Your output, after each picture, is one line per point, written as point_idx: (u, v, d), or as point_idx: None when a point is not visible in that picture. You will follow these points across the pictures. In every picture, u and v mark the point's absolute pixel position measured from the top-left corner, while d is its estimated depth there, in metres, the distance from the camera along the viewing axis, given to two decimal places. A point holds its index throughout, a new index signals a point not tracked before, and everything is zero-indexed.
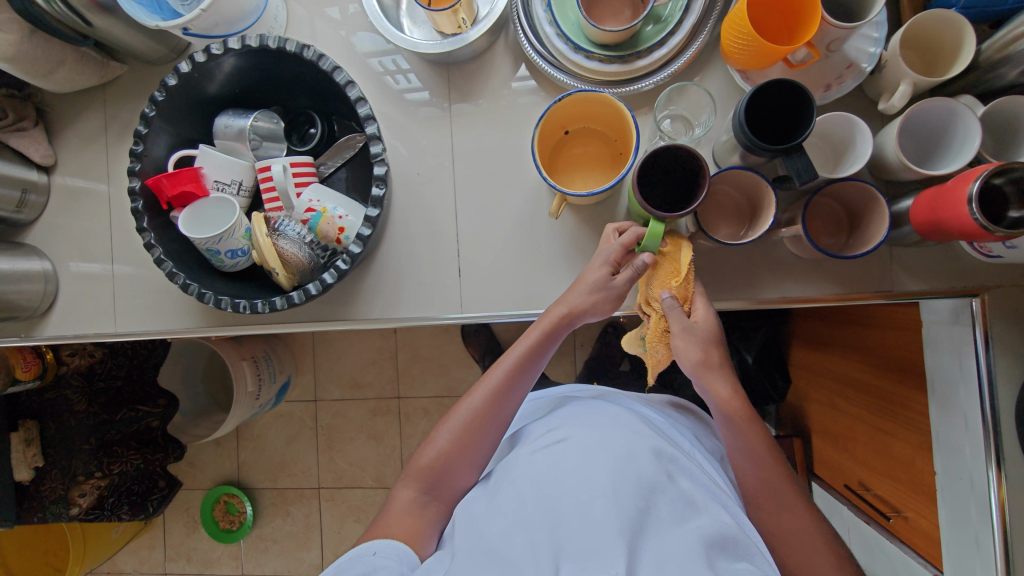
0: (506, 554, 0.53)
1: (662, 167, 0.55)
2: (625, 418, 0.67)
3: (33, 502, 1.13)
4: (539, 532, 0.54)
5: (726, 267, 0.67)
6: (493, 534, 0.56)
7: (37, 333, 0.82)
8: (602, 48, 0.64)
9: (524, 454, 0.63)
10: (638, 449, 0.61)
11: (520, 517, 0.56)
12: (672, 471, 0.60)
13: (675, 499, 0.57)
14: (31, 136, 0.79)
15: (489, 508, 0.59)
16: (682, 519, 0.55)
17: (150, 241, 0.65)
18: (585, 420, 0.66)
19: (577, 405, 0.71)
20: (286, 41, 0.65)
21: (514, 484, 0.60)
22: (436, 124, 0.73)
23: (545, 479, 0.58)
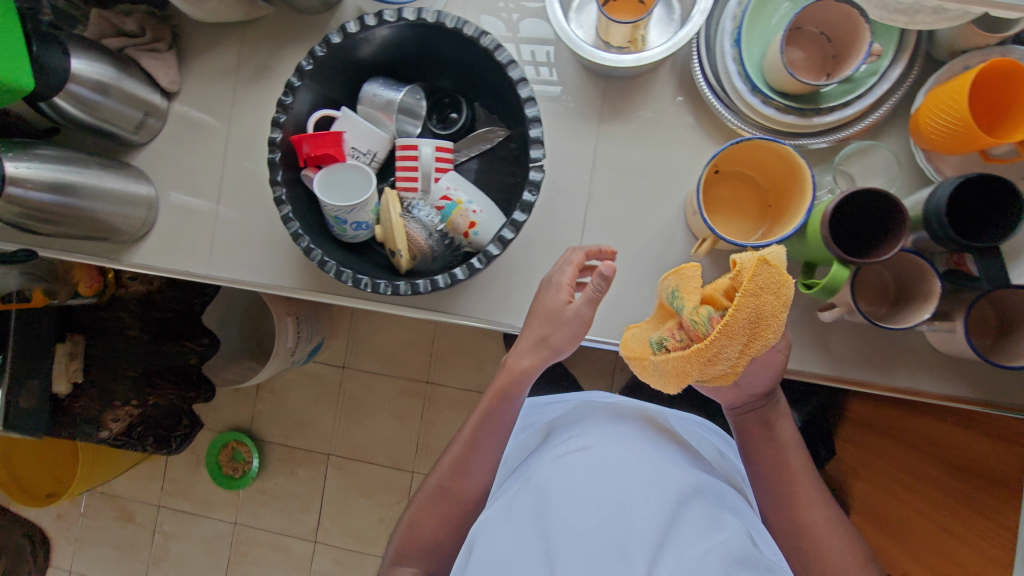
0: (523, 565, 0.51)
1: (851, 211, 0.54)
2: (648, 432, 0.64)
3: (65, 418, 1.12)
4: (557, 541, 0.51)
5: (857, 344, 0.65)
6: (508, 542, 0.54)
7: (126, 258, 0.80)
8: (781, 95, 0.62)
9: (545, 455, 0.60)
10: (663, 466, 0.58)
11: (537, 526, 0.54)
12: (695, 488, 0.57)
13: (700, 516, 0.54)
14: (163, 59, 0.77)
15: (506, 513, 0.57)
16: (707, 535, 0.52)
17: (281, 197, 0.63)
18: (610, 427, 0.63)
19: (603, 408, 0.68)
20: (466, 23, 0.61)
21: (533, 489, 0.57)
22: (582, 134, 0.71)
23: (566, 484, 0.55)
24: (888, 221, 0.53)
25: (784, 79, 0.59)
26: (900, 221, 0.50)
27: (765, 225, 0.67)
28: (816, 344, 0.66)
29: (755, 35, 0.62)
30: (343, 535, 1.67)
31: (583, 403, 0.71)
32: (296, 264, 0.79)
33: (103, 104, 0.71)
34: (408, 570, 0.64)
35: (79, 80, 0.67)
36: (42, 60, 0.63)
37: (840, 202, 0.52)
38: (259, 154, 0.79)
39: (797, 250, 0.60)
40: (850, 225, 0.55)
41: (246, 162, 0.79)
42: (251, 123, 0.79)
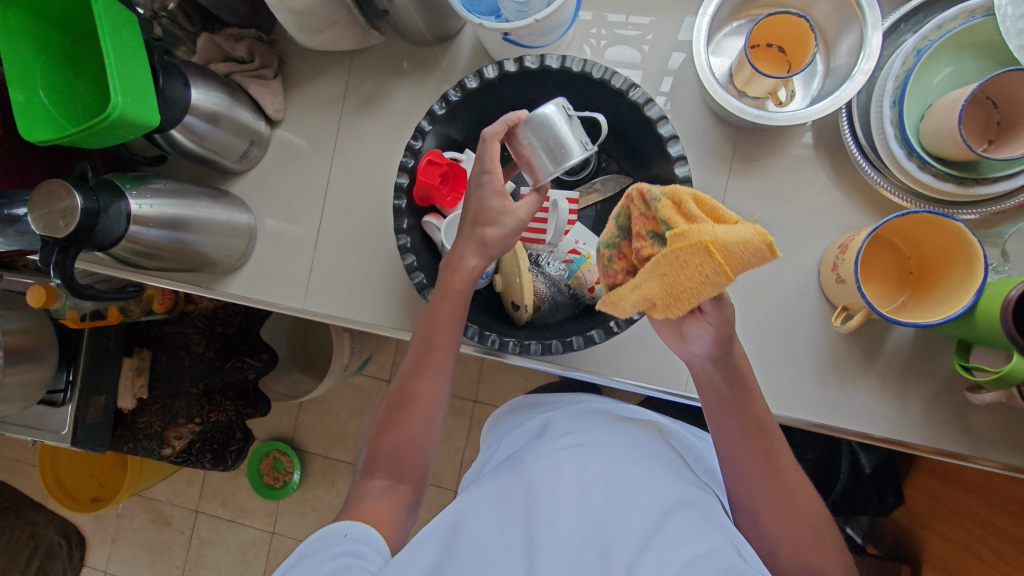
0: (492, 556, 0.43)
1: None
2: (648, 441, 0.56)
3: (127, 431, 1.11)
4: (537, 533, 0.43)
5: (1000, 426, 0.62)
6: (487, 530, 0.46)
7: (218, 287, 0.79)
8: (940, 162, 0.58)
9: (536, 453, 0.53)
10: (658, 471, 0.51)
11: (521, 513, 0.46)
12: (691, 495, 0.49)
13: (690, 516, 0.45)
14: (270, 86, 0.75)
15: (488, 500, 0.49)
16: (696, 537, 0.43)
17: (406, 245, 0.61)
18: (608, 432, 0.56)
19: (602, 415, 0.61)
20: (615, 74, 0.58)
21: (519, 482, 0.50)
22: (711, 186, 0.68)
23: (555, 478, 0.48)
24: None
25: (949, 147, 0.56)
26: None
27: (905, 293, 0.63)
28: (953, 421, 0.63)
29: (916, 94, 0.59)
30: None
31: (580, 406, 0.64)
32: (395, 302, 0.76)
33: (212, 134, 0.68)
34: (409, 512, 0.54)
35: (197, 110, 0.64)
36: (166, 91, 0.60)
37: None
38: (362, 189, 0.77)
39: (952, 326, 0.57)
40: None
41: (348, 195, 0.77)
42: (357, 155, 0.77)
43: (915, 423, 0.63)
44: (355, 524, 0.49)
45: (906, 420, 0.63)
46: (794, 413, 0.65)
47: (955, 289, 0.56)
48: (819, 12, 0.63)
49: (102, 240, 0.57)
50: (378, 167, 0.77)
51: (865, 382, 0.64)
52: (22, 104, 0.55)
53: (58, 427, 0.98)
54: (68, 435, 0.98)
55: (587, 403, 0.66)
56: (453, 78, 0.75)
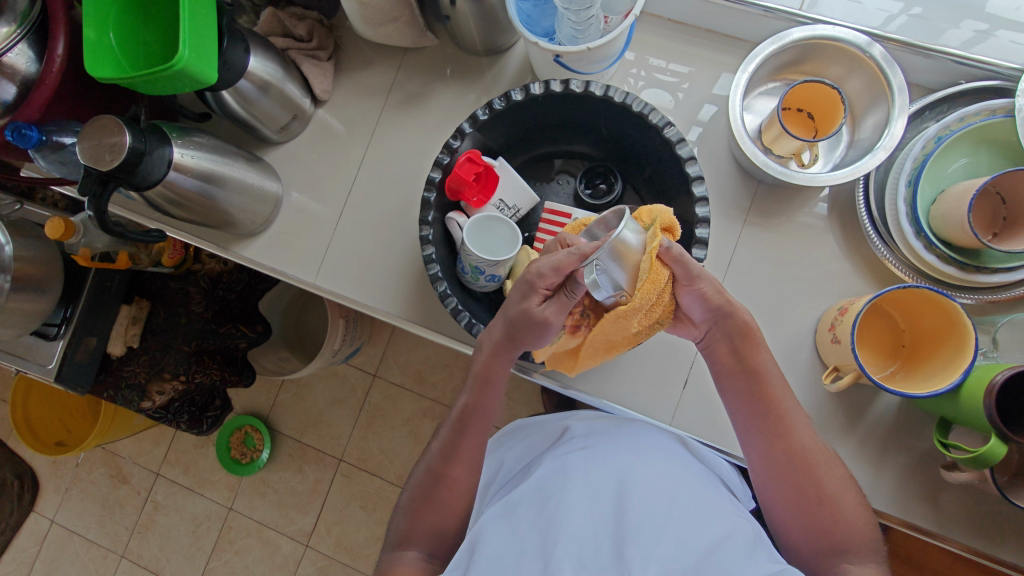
0: (513, 557, 0.47)
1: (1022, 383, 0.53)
2: (656, 450, 0.59)
3: (110, 377, 1.09)
4: (553, 538, 0.48)
5: (969, 509, 0.63)
6: (507, 538, 0.50)
7: (234, 249, 0.80)
8: (945, 245, 0.61)
9: (546, 466, 0.58)
10: (665, 469, 0.56)
11: (537, 528, 0.49)
12: (698, 490, 0.54)
13: (697, 509, 0.50)
14: (321, 67, 0.78)
15: (503, 517, 0.52)
16: (707, 526, 0.48)
17: (427, 236, 0.63)
18: (615, 436, 0.61)
19: (611, 426, 0.64)
20: (653, 111, 0.61)
21: (535, 497, 0.53)
22: (726, 231, 0.70)
23: (570, 488, 0.53)
24: None
25: (956, 232, 0.59)
26: None
27: (896, 364, 0.65)
28: (923, 496, 0.64)
29: (930, 178, 0.62)
30: (334, 547, 1.50)
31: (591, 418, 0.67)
32: (403, 292, 0.77)
33: (261, 101, 0.71)
34: (420, 553, 0.55)
35: (251, 76, 0.67)
36: (227, 54, 0.63)
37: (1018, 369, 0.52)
38: (392, 179, 0.79)
39: (935, 403, 0.59)
40: (1015, 401, 0.54)
41: (377, 182, 0.79)
42: (392, 145, 0.79)
43: (886, 492, 0.65)
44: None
45: (880, 489, 0.65)
46: None
47: (944, 366, 0.58)
48: (852, 87, 0.67)
49: (139, 181, 0.59)
50: (410, 160, 0.79)
51: (845, 445, 0.66)
52: (90, 41, 0.57)
53: (44, 361, 0.98)
54: (53, 369, 0.98)
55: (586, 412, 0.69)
56: (496, 89, 0.78)
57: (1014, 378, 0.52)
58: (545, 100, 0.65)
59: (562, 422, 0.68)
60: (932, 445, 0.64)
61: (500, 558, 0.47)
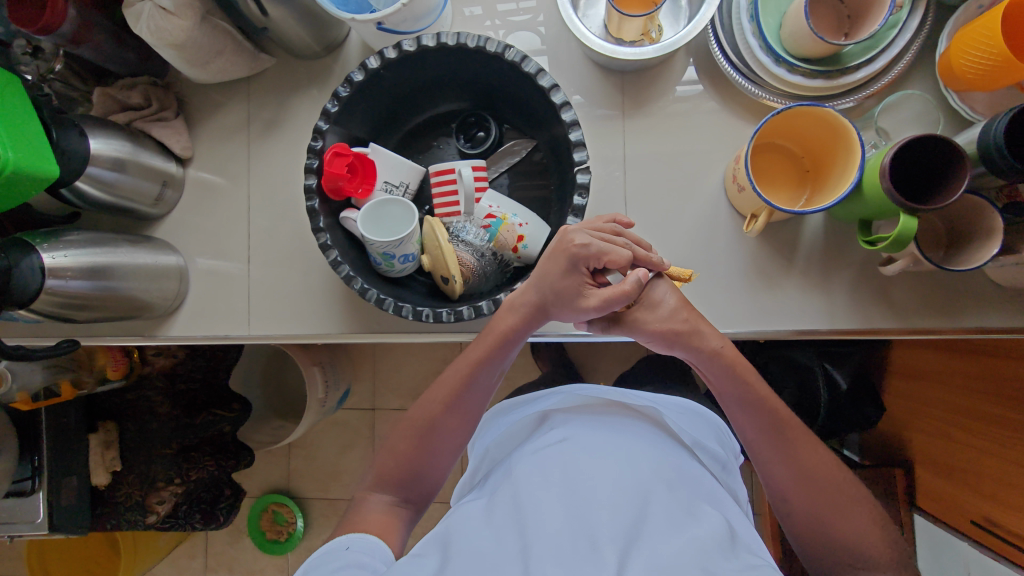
0: (490, 551, 0.48)
1: (918, 153, 0.53)
2: (635, 431, 0.60)
3: (107, 508, 1.08)
4: (533, 533, 0.48)
5: (922, 294, 0.65)
6: (484, 531, 0.51)
7: (160, 333, 0.78)
8: (805, 62, 0.62)
9: (523, 454, 0.59)
10: (641, 452, 0.56)
11: (514, 517, 0.50)
12: (672, 465, 0.56)
13: (674, 490, 0.53)
14: (172, 127, 0.76)
15: (480, 511, 0.54)
16: (684, 508, 0.51)
17: (326, 242, 0.62)
18: (590, 419, 0.62)
19: (589, 409, 0.65)
20: (488, 40, 0.60)
21: (512, 486, 0.54)
22: (610, 130, 0.71)
23: (548, 478, 0.53)
24: (942, 157, 0.52)
25: (808, 45, 0.60)
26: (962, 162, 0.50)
27: (807, 189, 0.66)
28: (878, 299, 0.65)
29: (769, 6, 0.63)
30: None
31: (574, 400, 0.69)
32: (337, 310, 0.76)
33: (121, 181, 0.69)
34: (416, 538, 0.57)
35: (98, 160, 0.65)
36: (61, 144, 0.61)
37: (901, 144, 0.51)
38: (283, 206, 0.78)
39: (856, 209, 0.60)
40: (913, 169, 0.54)
41: (270, 215, 0.78)
42: (271, 175, 0.78)
43: (841, 309, 0.66)
44: (355, 537, 0.55)
45: (837, 310, 0.66)
46: (732, 326, 0.67)
47: (844, 172, 0.59)
48: None
49: (18, 297, 0.59)
50: (292, 183, 0.78)
51: (790, 282, 0.67)
52: None
53: (31, 517, 0.96)
54: (44, 522, 0.97)
55: (574, 395, 0.71)
56: None
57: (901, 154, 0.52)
58: (390, 71, 0.64)
59: (543, 412, 0.69)
60: (867, 250, 0.66)
61: (478, 550, 0.48)
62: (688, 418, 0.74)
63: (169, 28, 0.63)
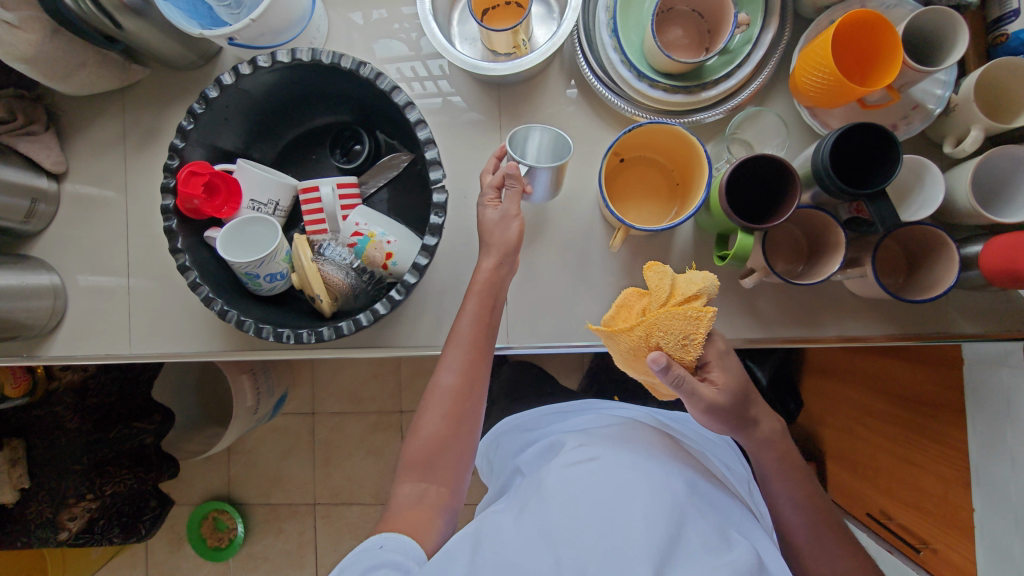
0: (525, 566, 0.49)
1: (759, 171, 0.54)
2: (662, 453, 0.62)
3: (17, 525, 1.06)
4: (565, 549, 0.50)
5: (787, 304, 0.66)
6: (515, 546, 0.51)
7: (40, 352, 0.77)
8: (666, 77, 0.63)
9: (552, 468, 0.60)
10: (672, 473, 0.58)
11: (547, 532, 0.52)
12: (700, 488, 0.58)
13: (705, 514, 0.54)
14: (41, 141, 0.74)
15: (511, 524, 0.55)
16: (715, 531, 0.53)
17: (185, 263, 0.60)
18: (620, 438, 0.63)
19: (613, 429, 0.67)
20: (342, 57, 0.59)
21: (540, 503, 0.56)
22: (486, 142, 0.71)
23: (581, 495, 0.54)
24: (779, 172, 0.53)
25: (664, 61, 0.60)
26: (793, 179, 0.51)
27: (677, 202, 0.67)
28: (745, 311, 0.67)
29: (631, 20, 0.63)
30: None
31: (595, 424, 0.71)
32: (220, 326, 0.75)
33: None
34: (405, 509, 0.58)
35: None
36: None
37: (742, 160, 0.52)
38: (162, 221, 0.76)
39: (712, 223, 0.61)
40: (756, 187, 0.55)
41: (151, 230, 0.76)
42: (150, 188, 0.76)
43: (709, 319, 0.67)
44: (389, 536, 0.54)
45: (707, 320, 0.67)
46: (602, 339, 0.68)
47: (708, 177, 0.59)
48: None
49: None
50: None
51: None
52: None
53: None
54: None
55: (599, 417, 0.73)
56: None
57: (744, 171, 0.53)
58: (252, 87, 0.63)
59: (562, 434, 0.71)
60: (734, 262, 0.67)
61: (511, 565, 0.49)
62: (706, 441, 0.77)
63: (14, 42, 0.61)
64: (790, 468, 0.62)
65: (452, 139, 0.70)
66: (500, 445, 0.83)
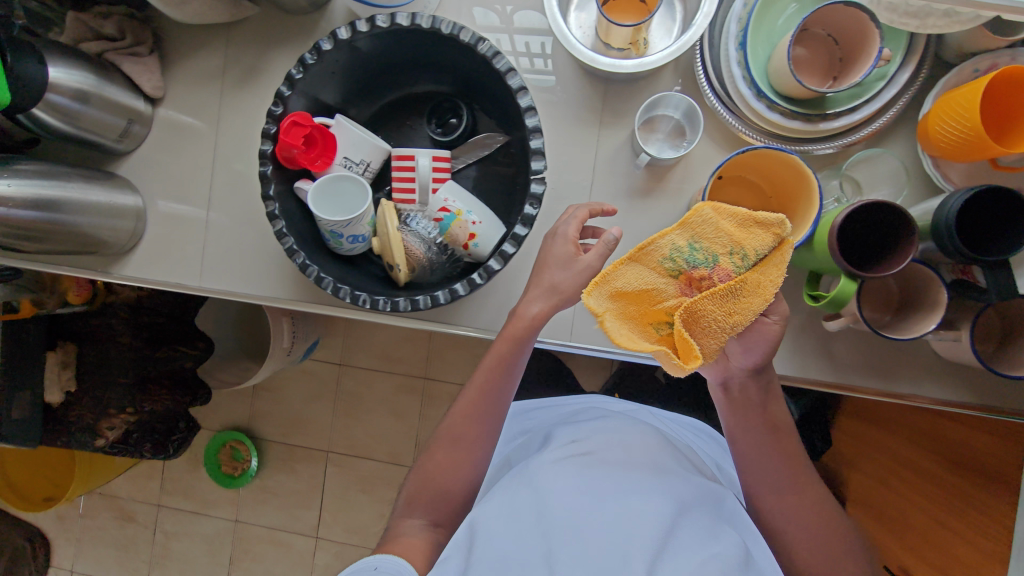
0: (518, 557, 0.51)
1: (874, 219, 0.52)
2: (656, 454, 0.64)
3: (59, 426, 1.10)
4: (557, 538, 0.52)
5: (863, 352, 0.65)
6: (508, 536, 0.54)
7: (115, 270, 0.79)
8: (786, 100, 0.60)
9: (546, 460, 0.62)
10: (665, 476, 0.60)
11: (539, 523, 0.54)
12: (692, 487, 0.61)
13: (696, 514, 0.57)
14: (145, 63, 0.74)
15: (505, 512, 0.57)
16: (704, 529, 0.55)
17: (274, 211, 0.61)
18: (614, 440, 0.66)
19: (607, 428, 0.69)
20: (463, 29, 0.58)
21: (534, 493, 0.58)
22: (584, 136, 0.69)
23: (571, 490, 0.57)
24: (895, 224, 0.51)
25: (790, 84, 0.58)
26: (910, 233, 0.49)
27: None
28: (819, 351, 0.65)
29: (761, 34, 0.60)
30: (344, 532, 1.55)
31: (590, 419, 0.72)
32: (290, 275, 0.76)
33: (84, 113, 0.67)
34: (418, 522, 0.62)
35: (58, 89, 0.64)
36: (17, 69, 0.59)
37: (860, 203, 0.51)
38: (249, 162, 0.77)
39: (807, 260, 0.59)
40: (866, 233, 0.53)
41: (236, 169, 0.77)
42: (242, 127, 0.77)
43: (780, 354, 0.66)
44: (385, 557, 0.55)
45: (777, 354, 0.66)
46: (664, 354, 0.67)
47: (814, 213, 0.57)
48: None
49: None
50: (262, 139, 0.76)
51: None
52: None
53: None
54: None
55: (594, 413, 0.75)
56: None
57: (858, 215, 0.52)
58: (364, 45, 0.62)
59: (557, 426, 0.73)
60: None
61: (504, 556, 0.51)
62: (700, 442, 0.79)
63: None
64: (835, 512, 0.62)
65: (551, 126, 0.68)
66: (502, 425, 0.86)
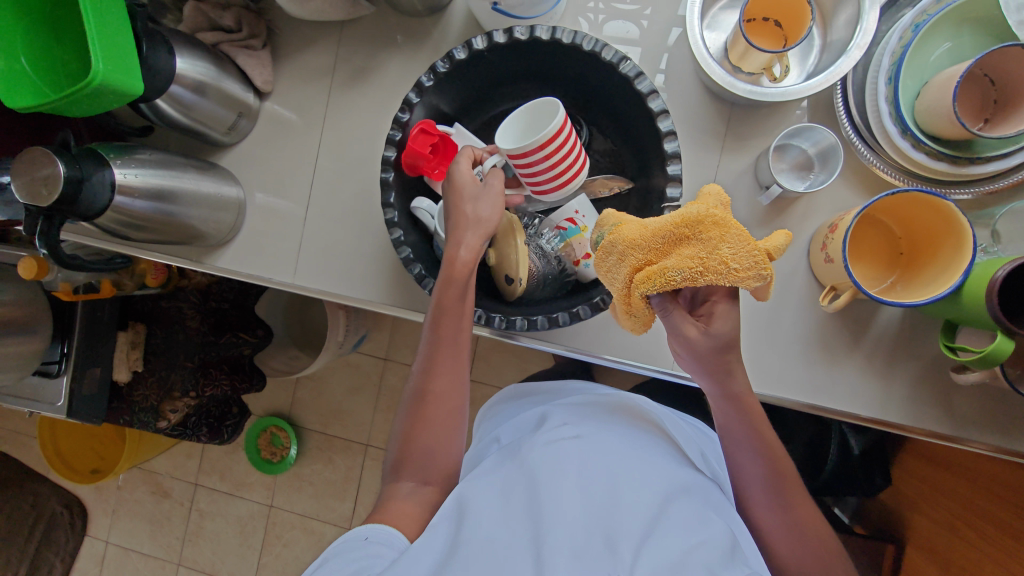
0: (502, 542, 0.44)
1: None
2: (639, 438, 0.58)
3: (122, 404, 1.12)
4: (545, 520, 0.45)
5: (984, 406, 0.63)
6: (494, 519, 0.47)
7: (208, 261, 0.79)
8: (934, 139, 0.58)
9: (536, 440, 0.55)
10: (653, 461, 0.54)
11: (526, 503, 0.47)
12: (675, 473, 0.54)
13: (687, 500, 0.50)
14: (258, 56, 0.74)
15: (492, 493, 0.50)
16: (690, 511, 0.48)
17: (393, 219, 0.60)
18: (603, 423, 0.60)
19: (598, 413, 0.62)
20: (606, 47, 0.57)
21: (523, 473, 0.51)
22: (704, 160, 0.67)
23: (559, 467, 0.50)
24: None
25: (943, 125, 0.55)
26: None
27: (897, 272, 0.62)
28: (938, 401, 0.63)
29: (912, 70, 0.58)
30: None
31: (578, 403, 0.66)
32: (385, 278, 0.76)
33: (199, 104, 0.67)
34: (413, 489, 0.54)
35: (182, 80, 0.63)
36: (150, 59, 0.59)
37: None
38: (352, 162, 0.76)
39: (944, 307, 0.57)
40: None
41: (338, 168, 0.76)
42: (347, 127, 0.76)
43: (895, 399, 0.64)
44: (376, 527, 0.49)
45: (890, 399, 0.64)
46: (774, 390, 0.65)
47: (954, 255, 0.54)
48: None
49: (84, 210, 0.58)
50: (367, 140, 0.76)
51: (851, 361, 0.64)
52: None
53: (53, 399, 0.98)
54: (63, 406, 0.99)
55: (579, 396, 0.68)
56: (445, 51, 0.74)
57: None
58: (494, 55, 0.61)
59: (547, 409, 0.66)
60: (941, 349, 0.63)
61: (489, 542, 0.44)
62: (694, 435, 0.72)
63: None
64: None
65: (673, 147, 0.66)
66: (498, 415, 0.80)
